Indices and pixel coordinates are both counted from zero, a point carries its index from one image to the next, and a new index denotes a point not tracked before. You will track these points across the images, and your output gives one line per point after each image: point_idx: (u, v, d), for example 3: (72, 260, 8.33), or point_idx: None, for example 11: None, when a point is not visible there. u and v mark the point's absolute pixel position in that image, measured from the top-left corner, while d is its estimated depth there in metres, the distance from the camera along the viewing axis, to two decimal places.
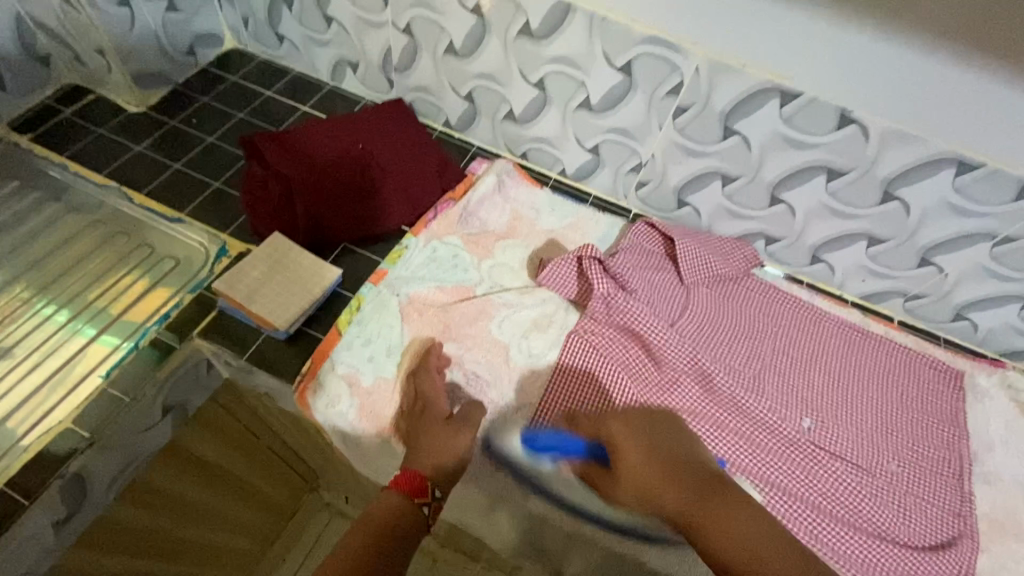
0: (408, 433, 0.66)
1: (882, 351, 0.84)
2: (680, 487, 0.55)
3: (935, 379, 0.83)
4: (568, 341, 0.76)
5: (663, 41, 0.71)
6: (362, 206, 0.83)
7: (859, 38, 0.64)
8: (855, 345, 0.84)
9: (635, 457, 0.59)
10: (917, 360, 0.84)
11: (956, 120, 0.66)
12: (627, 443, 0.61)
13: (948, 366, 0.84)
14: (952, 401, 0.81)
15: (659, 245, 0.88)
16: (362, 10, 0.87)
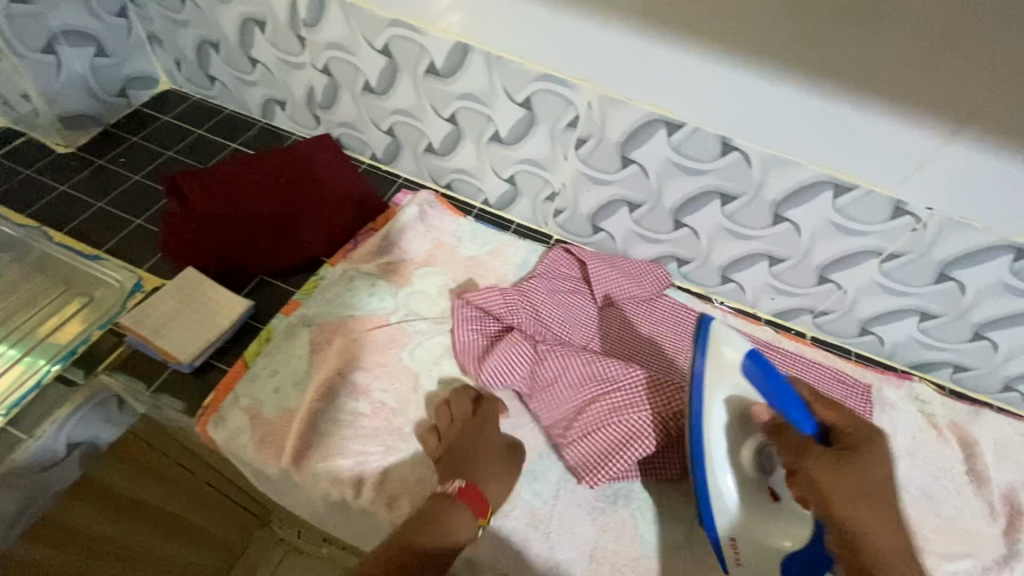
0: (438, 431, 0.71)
1: (794, 366, 0.86)
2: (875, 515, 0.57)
3: (847, 394, 0.84)
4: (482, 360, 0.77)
5: (555, 78, 0.75)
6: (279, 239, 0.85)
7: (728, 72, 0.67)
8: (766, 361, 0.86)
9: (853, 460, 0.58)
10: (829, 373, 0.86)
11: (831, 148, 0.68)
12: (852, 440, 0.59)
13: (859, 380, 0.86)
14: (862, 413, 0.82)
15: (574, 269, 0.90)
16: (282, 52, 0.90)
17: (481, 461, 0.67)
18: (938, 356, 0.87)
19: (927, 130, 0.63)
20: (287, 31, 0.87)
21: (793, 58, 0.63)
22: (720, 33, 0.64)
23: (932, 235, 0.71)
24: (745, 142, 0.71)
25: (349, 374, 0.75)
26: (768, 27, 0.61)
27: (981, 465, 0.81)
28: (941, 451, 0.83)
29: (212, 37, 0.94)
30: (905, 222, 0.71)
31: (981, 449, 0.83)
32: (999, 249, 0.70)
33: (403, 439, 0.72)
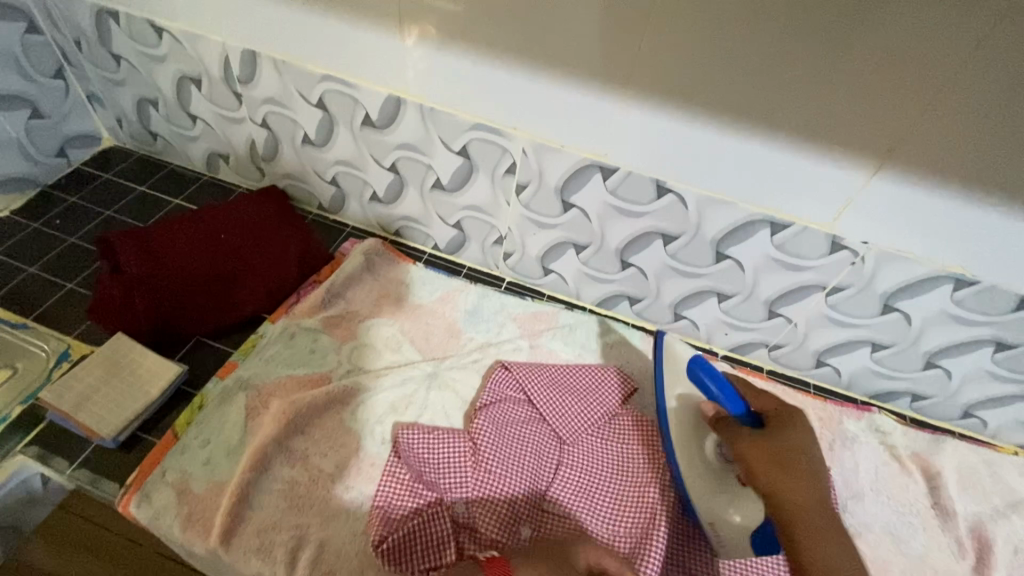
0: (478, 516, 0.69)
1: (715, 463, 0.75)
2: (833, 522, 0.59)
3: None
4: (382, 484, 0.69)
5: (488, 128, 0.75)
6: (216, 299, 0.82)
7: (654, 118, 0.67)
8: None
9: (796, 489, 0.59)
10: None
11: (761, 188, 0.68)
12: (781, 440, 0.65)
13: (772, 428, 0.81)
14: None
15: (510, 372, 0.82)
16: (221, 108, 0.90)
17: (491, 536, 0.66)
18: (896, 385, 0.86)
19: (851, 168, 0.63)
20: (222, 87, 0.86)
21: (716, 100, 0.62)
22: (643, 80, 0.64)
23: (871, 268, 0.71)
24: (679, 184, 0.71)
25: (285, 440, 0.72)
26: (687, 73, 0.61)
27: (946, 498, 0.80)
28: (905, 484, 0.81)
29: (151, 95, 0.93)
30: (843, 256, 0.71)
31: (944, 480, 0.81)
32: (939, 280, 0.69)
33: (342, 506, 0.68)
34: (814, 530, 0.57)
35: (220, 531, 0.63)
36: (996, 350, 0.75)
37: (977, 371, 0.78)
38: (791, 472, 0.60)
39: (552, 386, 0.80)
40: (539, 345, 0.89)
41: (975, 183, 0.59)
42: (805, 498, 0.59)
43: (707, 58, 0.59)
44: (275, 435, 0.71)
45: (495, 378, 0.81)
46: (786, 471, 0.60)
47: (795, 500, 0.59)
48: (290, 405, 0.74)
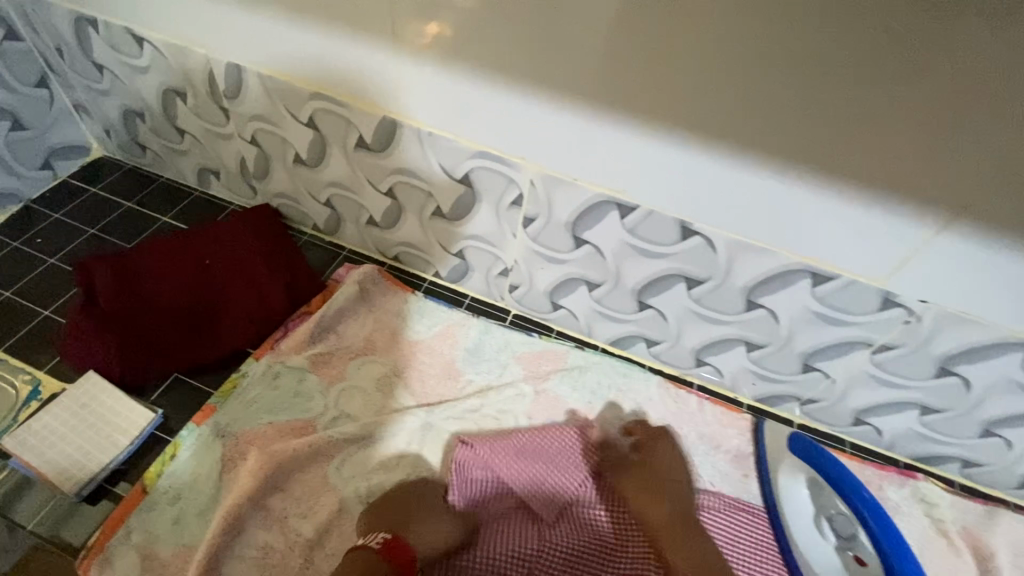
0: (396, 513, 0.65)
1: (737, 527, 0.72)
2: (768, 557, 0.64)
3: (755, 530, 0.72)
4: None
5: (492, 156, 0.67)
6: (196, 333, 0.77)
7: (683, 154, 0.58)
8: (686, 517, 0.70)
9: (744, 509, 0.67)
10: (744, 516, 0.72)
11: (802, 235, 0.59)
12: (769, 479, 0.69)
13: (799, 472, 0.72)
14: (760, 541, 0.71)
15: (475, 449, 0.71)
16: (208, 123, 0.83)
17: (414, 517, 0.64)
18: (945, 449, 0.76)
19: (913, 218, 0.54)
20: (208, 102, 0.80)
21: (754, 135, 0.54)
22: (671, 111, 0.55)
23: (929, 328, 0.62)
24: (707, 226, 0.63)
25: (260, 499, 0.66)
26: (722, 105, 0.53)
27: None
28: (952, 565, 0.72)
29: (136, 106, 0.87)
30: (896, 314, 0.62)
31: (997, 561, 0.72)
32: (1007, 345, 0.60)
33: None
34: None
35: None
36: None
37: None
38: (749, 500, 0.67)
39: (525, 455, 0.72)
40: (544, 390, 0.81)
41: None
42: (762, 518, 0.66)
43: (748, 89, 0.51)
44: (251, 493, 0.65)
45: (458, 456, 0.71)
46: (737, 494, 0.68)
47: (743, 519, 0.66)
48: (268, 457, 0.68)
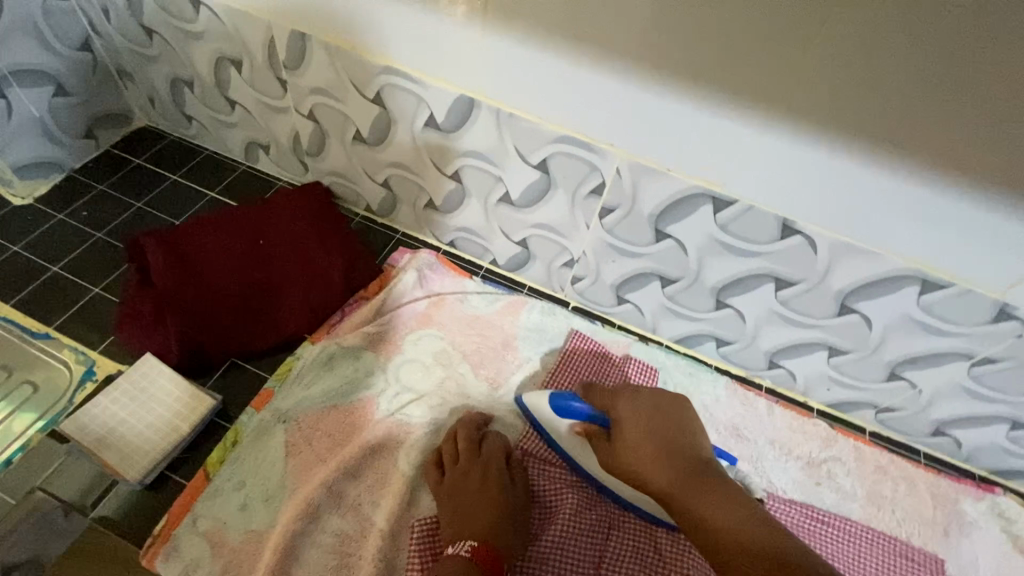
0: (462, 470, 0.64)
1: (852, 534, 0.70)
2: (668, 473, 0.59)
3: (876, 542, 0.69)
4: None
5: (577, 141, 0.62)
6: (253, 318, 0.74)
7: (801, 150, 0.54)
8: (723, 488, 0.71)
9: (630, 434, 0.63)
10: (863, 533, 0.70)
11: (916, 238, 0.55)
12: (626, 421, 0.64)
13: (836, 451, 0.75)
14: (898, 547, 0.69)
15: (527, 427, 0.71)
16: (263, 94, 0.79)
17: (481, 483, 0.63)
18: None
19: None
20: (266, 72, 0.75)
21: (888, 132, 0.49)
22: (797, 101, 0.50)
23: None
24: (811, 225, 0.58)
25: (336, 485, 0.63)
26: (851, 98, 0.48)
27: None
28: None
29: (186, 75, 0.83)
30: (1010, 326, 0.58)
31: None
32: None
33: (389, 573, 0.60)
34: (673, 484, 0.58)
35: None
36: None
37: None
38: (706, 495, 0.56)
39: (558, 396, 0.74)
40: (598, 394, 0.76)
41: None
42: (668, 480, 0.59)
43: (884, 80, 0.46)
44: (323, 482, 0.63)
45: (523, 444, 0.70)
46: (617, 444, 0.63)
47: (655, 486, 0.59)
48: (336, 451, 0.66)
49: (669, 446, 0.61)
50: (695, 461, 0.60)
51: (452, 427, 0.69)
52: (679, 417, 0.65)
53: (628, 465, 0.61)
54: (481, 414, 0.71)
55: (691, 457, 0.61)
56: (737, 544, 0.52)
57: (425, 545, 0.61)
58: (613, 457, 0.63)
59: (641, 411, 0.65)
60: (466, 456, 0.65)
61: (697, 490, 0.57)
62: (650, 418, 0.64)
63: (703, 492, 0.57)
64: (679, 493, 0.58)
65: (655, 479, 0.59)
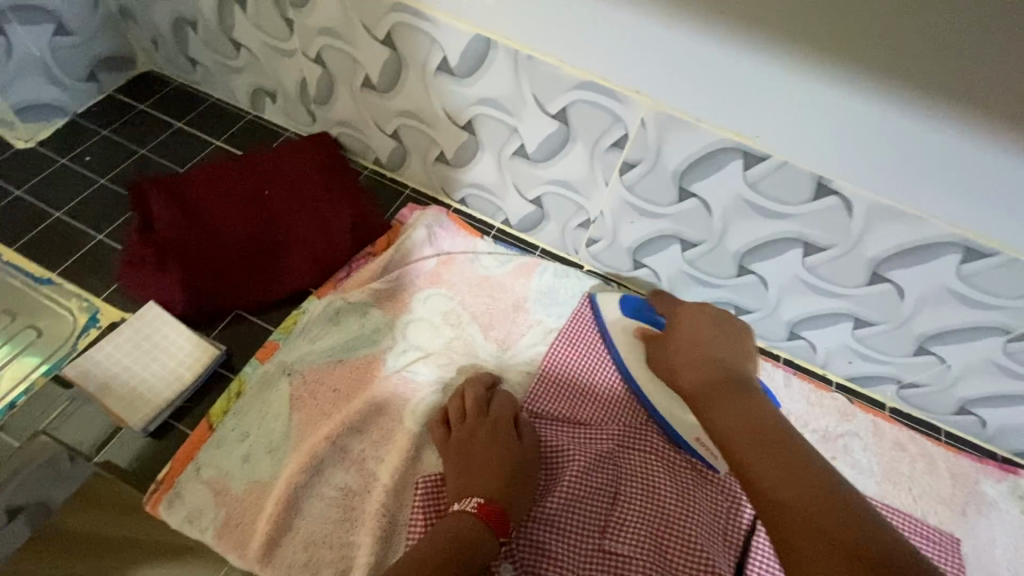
0: (467, 427, 0.63)
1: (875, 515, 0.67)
2: (703, 378, 0.57)
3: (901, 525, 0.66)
4: (524, 543, 0.60)
5: (600, 88, 0.58)
6: (259, 270, 0.72)
7: (846, 101, 0.49)
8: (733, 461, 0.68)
9: (682, 340, 0.61)
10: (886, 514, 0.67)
11: (963, 201, 0.51)
12: (682, 324, 0.63)
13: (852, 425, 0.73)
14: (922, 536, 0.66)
15: (535, 385, 0.70)
16: (268, 36, 0.75)
17: (487, 435, 0.62)
18: None
19: None
20: (272, 11, 0.71)
21: (946, 79, 0.45)
22: (844, 43, 0.46)
23: None
24: (848, 185, 0.54)
25: (341, 440, 0.62)
26: (904, 40, 0.44)
27: None
28: None
29: (190, 15, 0.79)
30: None
31: None
32: None
33: (392, 528, 0.59)
34: (725, 391, 0.54)
35: (262, 543, 0.56)
36: None
37: None
38: (729, 399, 0.54)
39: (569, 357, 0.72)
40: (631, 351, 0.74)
41: None
42: (700, 385, 0.56)
43: (943, 20, 0.42)
44: (327, 436, 0.62)
45: (531, 401, 0.69)
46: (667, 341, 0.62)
47: (688, 384, 0.58)
48: (340, 406, 0.65)
49: (720, 356, 0.58)
50: (742, 378, 0.56)
51: (460, 386, 0.67)
52: (736, 338, 0.60)
53: (673, 366, 0.61)
54: (488, 375, 0.69)
55: (728, 371, 0.57)
56: (735, 434, 0.50)
57: (428, 500, 0.59)
58: (662, 355, 0.63)
59: (701, 318, 0.62)
60: (474, 413, 0.64)
61: (732, 401, 0.53)
62: (709, 330, 0.61)
63: (740, 406, 0.53)
64: (700, 398, 0.56)
65: (689, 382, 0.57)
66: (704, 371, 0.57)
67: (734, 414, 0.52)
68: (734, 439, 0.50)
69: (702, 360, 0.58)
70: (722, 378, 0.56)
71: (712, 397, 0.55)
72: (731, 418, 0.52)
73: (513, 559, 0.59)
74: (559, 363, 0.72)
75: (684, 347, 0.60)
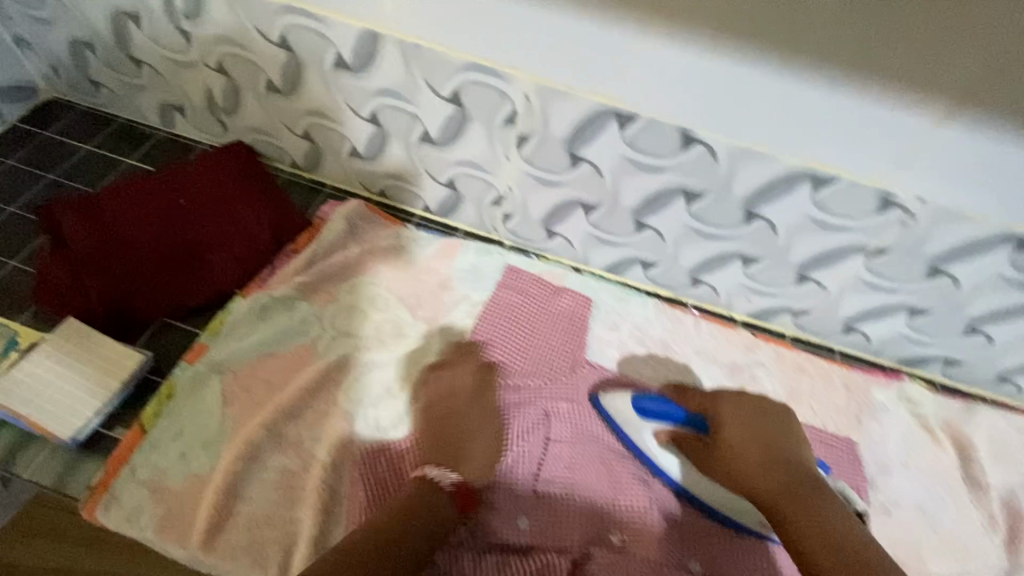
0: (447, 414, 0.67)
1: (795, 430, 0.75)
2: (769, 477, 0.57)
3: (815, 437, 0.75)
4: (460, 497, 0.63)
5: (482, 68, 0.63)
6: (182, 277, 0.74)
7: (687, 58, 0.56)
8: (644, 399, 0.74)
9: (737, 439, 0.61)
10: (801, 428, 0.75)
11: (801, 135, 0.59)
12: (732, 423, 0.63)
13: (752, 356, 0.80)
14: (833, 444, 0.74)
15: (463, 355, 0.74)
16: (168, 50, 0.77)
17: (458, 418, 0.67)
18: (930, 351, 0.79)
19: (921, 113, 0.54)
20: (167, 25, 0.73)
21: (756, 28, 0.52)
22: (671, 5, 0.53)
23: (924, 229, 0.63)
24: (710, 134, 0.61)
25: (276, 426, 0.65)
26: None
27: (975, 469, 0.75)
28: (935, 456, 0.75)
29: (87, 37, 0.80)
30: (893, 215, 0.62)
31: (977, 452, 0.76)
32: (996, 242, 0.62)
33: (334, 501, 0.62)
34: (790, 492, 0.55)
35: (204, 530, 0.58)
36: None
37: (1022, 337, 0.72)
38: (806, 512, 0.53)
39: (495, 327, 0.76)
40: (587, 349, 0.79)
41: None
42: (770, 488, 0.56)
43: None
44: (262, 424, 0.64)
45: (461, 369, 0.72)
46: (728, 439, 0.62)
47: (755, 487, 0.58)
48: (272, 395, 0.67)
49: (778, 455, 0.59)
50: (801, 477, 0.57)
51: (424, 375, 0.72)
52: (787, 434, 0.62)
53: (730, 470, 0.61)
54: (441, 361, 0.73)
55: (794, 469, 0.57)
56: (824, 563, 0.49)
57: (369, 470, 0.63)
58: (714, 459, 0.63)
59: (743, 405, 0.64)
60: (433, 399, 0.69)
61: (803, 502, 0.54)
62: (762, 425, 0.62)
63: (811, 507, 0.54)
64: (780, 504, 0.55)
65: (759, 485, 0.57)
66: (780, 473, 0.57)
67: (813, 518, 0.53)
68: (809, 541, 0.51)
69: (760, 458, 0.59)
70: (796, 478, 0.56)
71: (785, 500, 0.55)
72: (806, 518, 0.53)
73: None
74: (485, 333, 0.76)
75: (741, 441, 0.61)
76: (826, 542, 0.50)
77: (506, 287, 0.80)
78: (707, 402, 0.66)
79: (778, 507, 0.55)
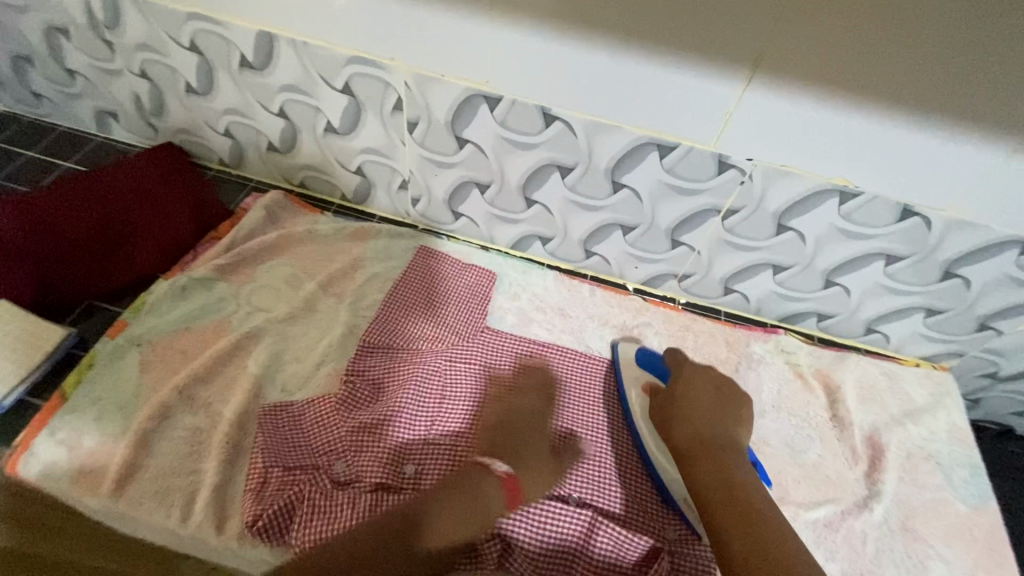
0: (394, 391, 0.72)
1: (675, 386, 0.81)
2: (690, 427, 0.67)
3: None
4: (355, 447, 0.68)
5: (365, 60, 0.71)
6: (108, 262, 0.81)
7: (530, 43, 0.64)
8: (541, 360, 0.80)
9: (693, 398, 0.71)
10: None
11: (639, 108, 0.67)
12: (686, 391, 0.72)
13: (642, 318, 0.87)
14: None
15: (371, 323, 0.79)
16: (95, 59, 0.84)
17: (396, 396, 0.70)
18: (801, 306, 0.87)
19: (728, 82, 0.62)
20: (91, 36, 0.81)
21: (581, 14, 0.60)
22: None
23: (761, 187, 0.71)
24: (565, 111, 0.69)
25: (188, 389, 0.71)
26: None
27: (843, 409, 0.81)
28: (805, 399, 0.83)
29: (23, 51, 0.88)
30: (732, 175, 0.71)
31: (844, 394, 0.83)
32: (824, 194, 0.70)
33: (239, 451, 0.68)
34: (703, 446, 0.65)
35: (114, 480, 0.63)
36: (888, 264, 0.76)
37: (872, 285, 0.80)
38: (716, 462, 0.63)
39: (403, 299, 0.82)
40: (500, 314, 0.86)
41: (841, 79, 0.58)
42: (689, 434, 0.66)
43: None
44: (174, 387, 0.70)
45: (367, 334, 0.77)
46: (686, 408, 0.70)
47: (676, 436, 0.67)
48: (187, 363, 0.73)
49: (708, 418, 0.68)
50: (716, 436, 0.66)
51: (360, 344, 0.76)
52: (740, 404, 0.71)
53: (668, 416, 0.70)
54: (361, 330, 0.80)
55: (711, 431, 0.67)
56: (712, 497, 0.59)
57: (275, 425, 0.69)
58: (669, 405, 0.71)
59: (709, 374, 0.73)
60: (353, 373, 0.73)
61: (708, 454, 0.64)
62: (709, 396, 0.71)
63: (716, 458, 0.63)
64: (693, 449, 0.65)
65: (678, 433, 0.67)
66: (695, 429, 0.67)
67: (713, 469, 0.62)
68: (707, 484, 0.60)
69: (696, 414, 0.69)
70: (716, 434, 0.66)
71: (699, 449, 0.65)
72: (708, 466, 0.62)
73: (347, 459, 0.67)
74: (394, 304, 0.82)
75: (684, 399, 0.71)
76: (717, 487, 0.60)
77: (416, 263, 0.86)
78: (675, 365, 0.76)
79: (682, 453, 0.65)
